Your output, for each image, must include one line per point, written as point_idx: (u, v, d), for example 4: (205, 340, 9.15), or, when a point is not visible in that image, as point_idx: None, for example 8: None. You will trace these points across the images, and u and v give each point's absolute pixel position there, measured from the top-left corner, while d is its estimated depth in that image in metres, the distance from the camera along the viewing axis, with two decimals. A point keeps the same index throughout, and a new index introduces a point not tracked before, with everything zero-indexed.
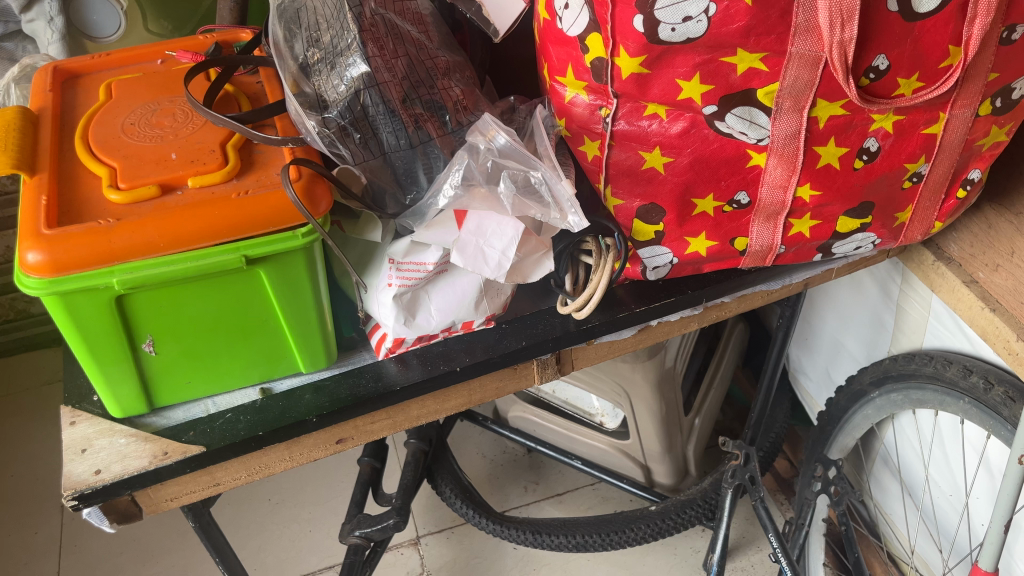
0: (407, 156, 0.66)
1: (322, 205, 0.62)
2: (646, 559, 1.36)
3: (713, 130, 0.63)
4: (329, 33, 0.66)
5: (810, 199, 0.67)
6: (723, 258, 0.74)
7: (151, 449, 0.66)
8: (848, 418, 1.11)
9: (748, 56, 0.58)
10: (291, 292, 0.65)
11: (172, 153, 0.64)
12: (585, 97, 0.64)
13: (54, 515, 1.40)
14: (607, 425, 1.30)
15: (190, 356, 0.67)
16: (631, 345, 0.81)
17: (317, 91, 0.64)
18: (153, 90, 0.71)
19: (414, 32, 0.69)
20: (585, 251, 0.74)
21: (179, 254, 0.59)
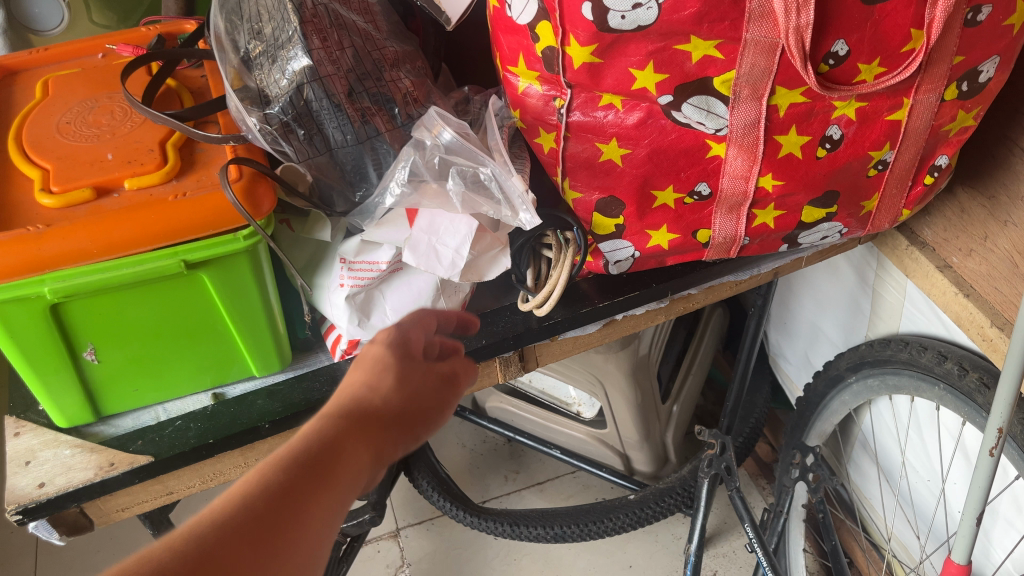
0: (354, 152, 0.64)
1: (264, 206, 0.60)
2: (628, 548, 1.35)
3: (670, 120, 0.61)
4: (271, 25, 0.63)
5: (773, 188, 0.65)
6: (687, 250, 0.72)
7: (97, 461, 0.64)
8: (826, 403, 1.10)
9: (702, 43, 0.55)
10: (237, 295, 0.63)
11: (108, 153, 0.62)
12: (538, 87, 0.62)
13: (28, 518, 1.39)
14: (585, 415, 1.28)
15: (135, 364, 0.64)
16: (597, 339, 0.79)
17: (259, 85, 0.62)
18: (92, 86, 0.69)
19: (361, 22, 0.66)
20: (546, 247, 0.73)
21: (114, 260, 0.57)
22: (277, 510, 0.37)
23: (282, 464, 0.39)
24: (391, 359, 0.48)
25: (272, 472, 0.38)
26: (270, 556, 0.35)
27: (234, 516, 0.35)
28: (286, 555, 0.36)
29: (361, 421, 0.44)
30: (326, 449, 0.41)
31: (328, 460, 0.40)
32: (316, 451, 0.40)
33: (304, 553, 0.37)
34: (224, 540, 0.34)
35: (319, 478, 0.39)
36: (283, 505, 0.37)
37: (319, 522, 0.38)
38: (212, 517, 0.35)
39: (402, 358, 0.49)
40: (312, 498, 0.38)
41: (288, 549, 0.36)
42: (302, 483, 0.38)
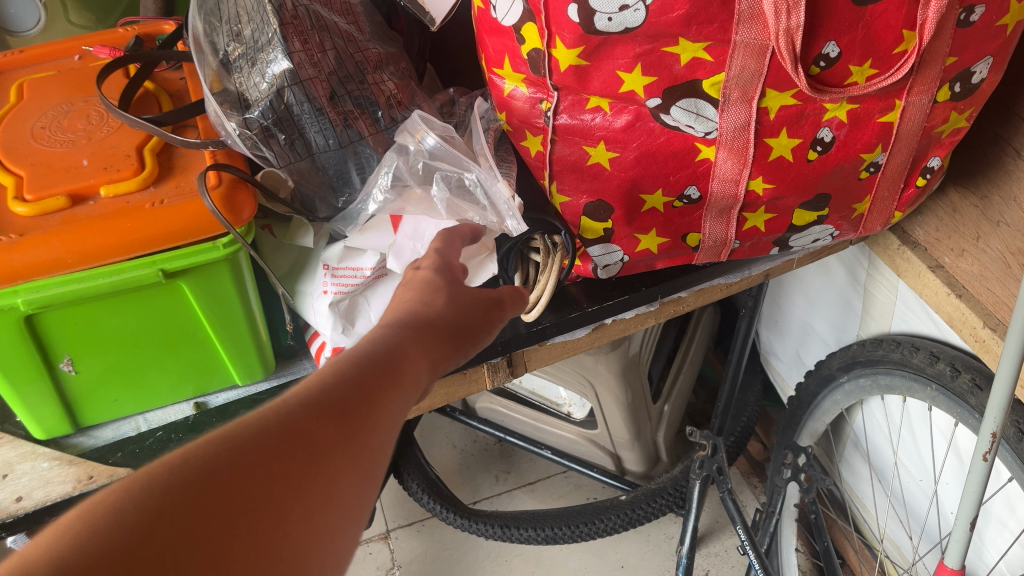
0: (337, 157, 0.63)
1: (244, 212, 0.58)
2: (620, 548, 1.35)
3: (659, 123, 0.59)
4: (251, 27, 0.61)
5: (763, 192, 0.64)
6: (676, 254, 0.71)
7: (75, 474, 0.62)
8: (818, 403, 1.09)
9: (691, 46, 0.54)
10: (218, 304, 0.62)
11: (84, 159, 0.60)
12: (524, 89, 0.61)
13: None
14: (575, 415, 1.27)
15: (114, 374, 0.63)
16: (586, 344, 0.78)
17: (239, 89, 0.60)
18: (68, 90, 0.67)
19: (343, 23, 0.64)
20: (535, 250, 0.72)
21: (89, 270, 0.56)
22: (358, 395, 0.37)
23: (356, 358, 0.39)
24: (435, 280, 0.50)
25: (347, 364, 0.39)
26: (354, 435, 0.35)
27: (319, 397, 0.36)
28: (367, 437, 0.36)
29: (423, 329, 0.45)
30: (395, 348, 0.41)
31: (398, 359, 0.41)
32: (387, 350, 0.41)
33: (383, 438, 0.37)
34: (312, 417, 0.35)
35: (392, 373, 0.40)
36: (363, 392, 0.37)
37: (394, 413, 0.38)
38: (298, 396, 0.36)
39: (448, 280, 0.51)
40: (386, 391, 0.39)
41: (370, 432, 0.36)
42: (377, 379, 0.38)
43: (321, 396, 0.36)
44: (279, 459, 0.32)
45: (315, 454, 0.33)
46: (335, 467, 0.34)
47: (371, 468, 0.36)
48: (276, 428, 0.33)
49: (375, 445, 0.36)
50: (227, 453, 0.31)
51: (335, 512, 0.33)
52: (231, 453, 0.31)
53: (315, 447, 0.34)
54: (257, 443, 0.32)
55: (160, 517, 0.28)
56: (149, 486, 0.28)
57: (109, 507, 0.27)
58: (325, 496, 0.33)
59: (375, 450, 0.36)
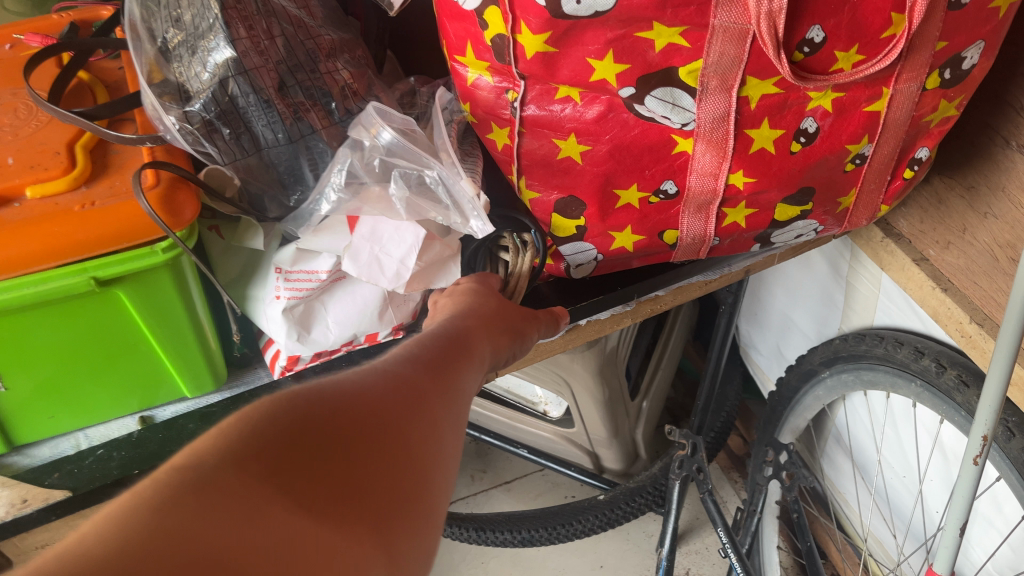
0: (288, 152, 0.58)
1: (186, 213, 0.54)
2: (599, 547, 1.32)
3: (633, 114, 0.56)
4: (191, 12, 0.56)
5: (744, 186, 0.60)
6: (653, 252, 0.67)
7: (9, 495, 0.61)
8: (799, 399, 1.06)
9: (666, 31, 0.50)
10: (161, 313, 0.57)
11: (9, 157, 0.55)
12: (489, 79, 0.56)
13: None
14: (551, 414, 1.23)
15: (49, 390, 0.58)
16: (560, 346, 0.73)
17: (178, 80, 0.55)
18: None
19: (292, 8, 0.60)
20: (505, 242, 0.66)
21: (13, 280, 0.51)
22: (440, 359, 0.43)
23: (432, 337, 0.46)
24: (482, 288, 0.57)
25: (426, 340, 0.45)
26: (444, 386, 0.41)
27: (411, 357, 0.42)
28: (456, 390, 0.42)
29: (479, 317, 0.52)
30: (460, 331, 0.48)
31: (464, 337, 0.47)
32: (454, 332, 0.48)
33: (464, 394, 0.43)
34: (408, 369, 0.41)
35: (462, 347, 0.46)
36: (443, 358, 0.44)
37: (470, 378, 0.45)
38: (394, 358, 0.42)
39: (484, 288, 0.57)
40: (460, 359, 0.45)
41: (455, 387, 0.42)
42: (453, 349, 0.45)
43: (413, 356, 0.42)
44: (391, 393, 0.38)
45: (419, 394, 0.39)
46: (435, 407, 0.40)
47: (459, 416, 0.42)
48: (384, 375, 0.39)
49: (459, 399, 0.42)
50: (349, 386, 0.37)
51: (439, 443, 0.38)
52: (351, 385, 0.37)
53: (416, 389, 0.39)
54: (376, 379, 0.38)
55: (306, 423, 0.33)
56: (293, 400, 0.34)
57: (263, 411, 0.33)
58: (430, 428, 0.38)
59: (461, 401, 0.42)
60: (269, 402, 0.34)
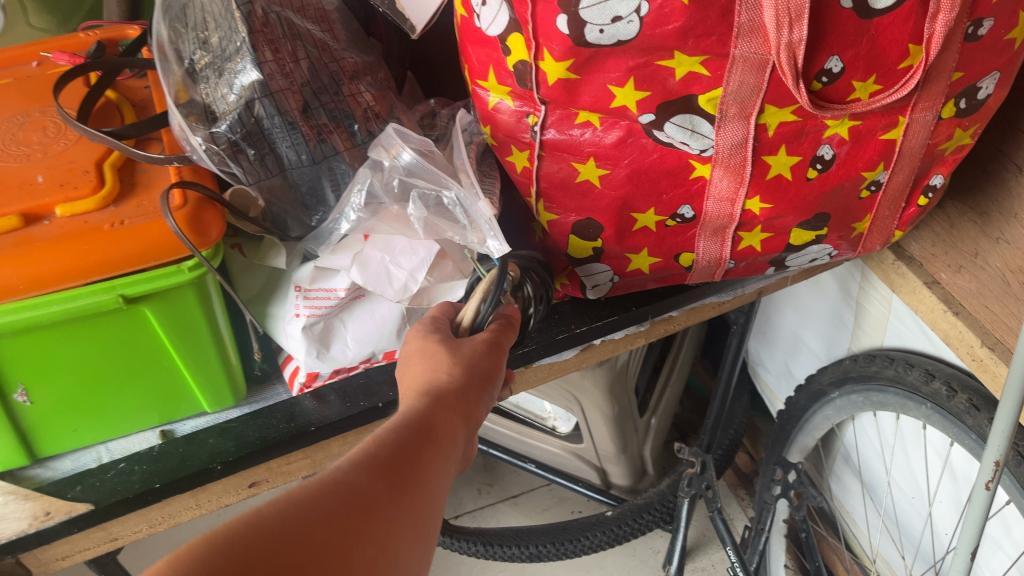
0: (310, 173, 0.59)
1: (212, 232, 0.55)
2: (604, 563, 1.32)
3: (652, 139, 0.56)
4: (218, 34, 0.57)
5: (760, 211, 0.61)
6: (669, 274, 0.68)
7: (31, 509, 0.59)
8: (808, 417, 1.07)
9: (687, 59, 0.51)
10: (184, 329, 0.58)
11: (38, 175, 0.57)
12: (510, 103, 0.58)
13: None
14: (560, 429, 1.23)
15: (71, 403, 0.59)
16: (574, 364, 0.74)
17: (205, 100, 0.56)
18: (23, 99, 0.63)
19: (316, 31, 0.61)
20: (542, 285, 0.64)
21: (42, 296, 0.52)
22: (403, 460, 0.42)
23: (399, 425, 0.44)
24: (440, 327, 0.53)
25: (392, 431, 0.43)
26: (398, 498, 0.40)
27: (369, 461, 0.41)
28: (416, 494, 0.41)
29: (455, 394, 0.48)
30: (433, 414, 0.46)
31: (439, 425, 0.45)
32: (429, 414, 0.45)
33: (426, 497, 0.42)
34: (360, 479, 0.39)
35: (433, 440, 0.44)
36: (407, 458, 0.42)
37: (436, 476, 0.43)
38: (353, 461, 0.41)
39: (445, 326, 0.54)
40: (427, 455, 0.43)
41: (413, 493, 0.41)
42: (422, 438, 0.44)
43: (368, 462, 0.41)
44: (342, 518, 0.37)
45: (371, 510, 0.38)
46: (387, 528, 0.39)
47: (416, 523, 0.41)
48: (337, 487, 0.38)
49: (416, 503, 0.41)
50: (299, 510, 0.36)
51: (387, 567, 0.38)
52: (303, 509, 0.36)
53: (369, 508, 0.38)
54: (331, 492, 0.38)
55: (251, 558, 0.32)
56: (241, 530, 0.33)
57: (211, 545, 0.32)
58: (380, 557, 0.37)
59: (419, 509, 0.41)
60: (220, 531, 0.33)
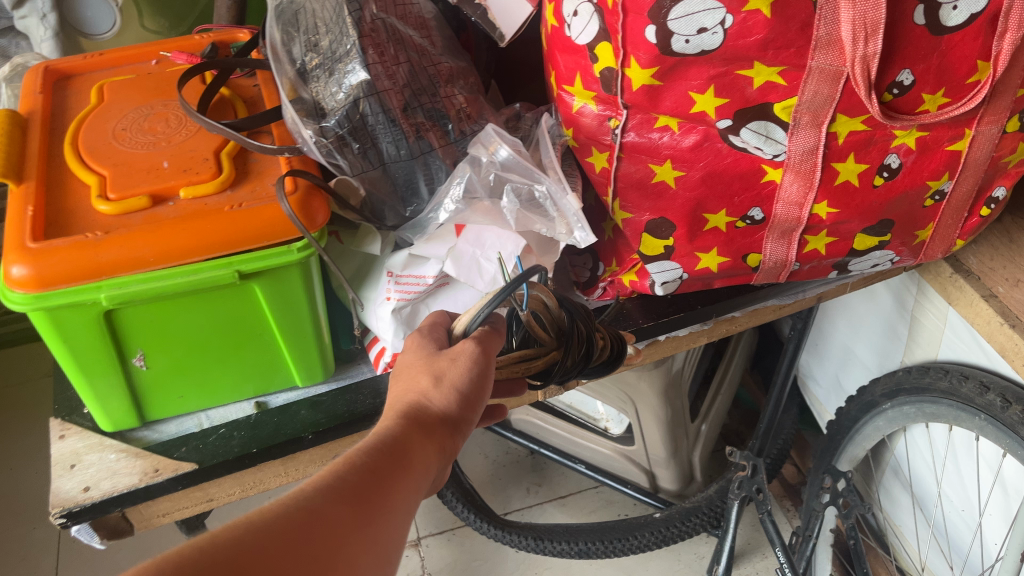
0: (407, 167, 0.64)
1: (318, 218, 0.60)
2: (649, 566, 1.34)
3: (727, 144, 0.60)
4: (328, 38, 0.63)
5: (827, 215, 0.64)
6: (736, 274, 0.71)
7: (142, 466, 0.64)
8: (859, 428, 1.09)
9: (766, 69, 0.55)
10: (287, 306, 0.63)
11: (163, 161, 0.62)
12: (593, 107, 0.62)
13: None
14: (612, 431, 1.27)
15: (181, 371, 0.65)
16: (638, 359, 0.78)
17: (314, 97, 0.62)
18: (145, 93, 0.69)
19: (416, 37, 0.66)
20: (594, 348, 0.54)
21: (170, 269, 0.57)
22: (368, 488, 0.41)
23: (367, 450, 0.43)
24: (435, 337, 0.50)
25: (360, 455, 0.43)
26: (358, 529, 0.39)
27: (334, 487, 0.40)
28: (378, 525, 0.41)
29: (430, 421, 0.46)
30: (406, 438, 0.45)
31: (411, 449, 0.44)
32: (402, 439, 0.44)
33: (390, 525, 0.41)
34: (322, 508, 0.39)
35: (403, 465, 0.43)
36: (373, 485, 0.41)
37: (404, 503, 0.42)
38: (315, 487, 0.40)
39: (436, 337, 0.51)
40: (396, 481, 0.42)
41: (377, 522, 0.41)
42: (390, 465, 0.43)
43: (330, 490, 0.40)
44: (294, 549, 0.36)
45: (326, 541, 0.38)
46: (344, 561, 0.38)
47: (374, 554, 0.40)
48: (293, 516, 0.37)
49: (375, 534, 0.40)
50: (248, 540, 0.35)
51: None
52: (251, 540, 0.35)
53: (328, 538, 0.38)
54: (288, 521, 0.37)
55: None
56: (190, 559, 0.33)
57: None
58: None
59: (381, 539, 0.40)
60: (163, 563, 0.33)
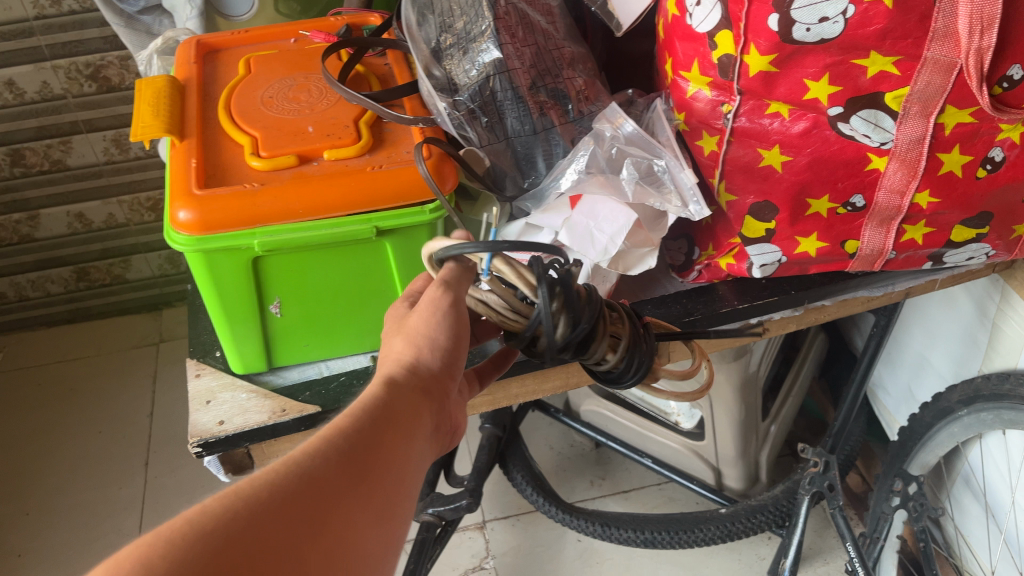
0: (529, 142, 0.69)
1: (449, 182, 0.65)
2: (710, 563, 1.36)
3: (835, 131, 0.64)
4: (463, 20, 0.69)
5: (927, 205, 0.67)
6: (832, 260, 0.74)
7: (270, 406, 0.69)
8: (932, 435, 1.10)
9: (881, 59, 0.59)
10: (410, 264, 0.68)
11: (308, 126, 0.68)
12: (708, 92, 0.66)
13: (159, 482, 1.54)
14: (683, 425, 1.31)
15: (310, 320, 0.70)
16: (729, 341, 0.82)
17: (447, 74, 0.68)
18: (290, 66, 0.75)
19: (543, 22, 0.71)
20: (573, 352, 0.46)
21: (315, 221, 0.63)
22: (362, 446, 0.40)
23: (357, 411, 0.41)
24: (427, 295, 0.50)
25: (351, 417, 0.41)
26: (360, 486, 0.38)
27: (327, 448, 0.39)
28: (379, 480, 0.39)
29: (411, 382, 0.45)
30: (392, 398, 0.43)
31: (401, 407, 0.43)
32: (387, 398, 0.43)
33: (391, 477, 0.40)
34: (320, 471, 0.37)
35: (392, 423, 0.42)
36: (368, 442, 0.40)
37: (403, 456, 0.41)
38: (309, 450, 0.38)
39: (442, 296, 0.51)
40: (390, 436, 0.41)
41: (378, 476, 0.39)
42: (383, 423, 0.41)
43: (326, 453, 0.38)
44: (296, 511, 0.35)
45: (331, 502, 0.36)
46: (348, 516, 0.37)
47: (380, 510, 0.39)
48: (292, 483, 0.36)
49: (380, 489, 0.39)
50: (246, 508, 0.33)
51: (354, 553, 0.36)
52: (254, 507, 0.34)
53: (330, 497, 0.36)
54: (289, 486, 0.36)
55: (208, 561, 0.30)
56: (200, 534, 0.31)
57: (158, 562, 0.30)
58: (343, 545, 0.36)
59: (384, 496, 0.39)
60: (167, 540, 0.31)
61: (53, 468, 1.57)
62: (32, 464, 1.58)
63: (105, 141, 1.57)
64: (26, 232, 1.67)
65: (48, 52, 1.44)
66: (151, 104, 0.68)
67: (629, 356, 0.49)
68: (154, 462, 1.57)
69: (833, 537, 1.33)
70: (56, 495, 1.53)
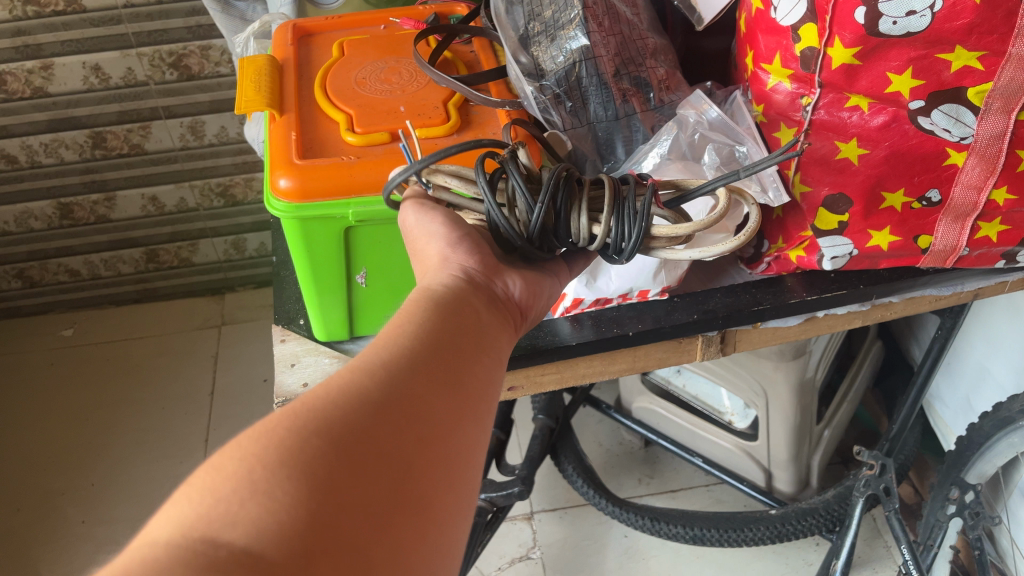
0: (610, 127, 0.72)
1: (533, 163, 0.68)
2: (756, 565, 1.36)
3: (915, 126, 0.65)
4: (551, 8, 0.71)
5: (1004, 202, 0.68)
6: (903, 254, 0.75)
7: None
8: (991, 444, 1.08)
9: (966, 54, 0.60)
10: None
11: (400, 106, 0.71)
12: (789, 85, 0.68)
13: None
14: (736, 425, 1.31)
15: (392, 290, 0.73)
16: (795, 334, 0.84)
17: (534, 60, 0.71)
18: (381, 50, 0.79)
19: (628, 13, 0.73)
20: (555, 230, 0.54)
21: None
22: (427, 332, 0.46)
23: (422, 311, 0.48)
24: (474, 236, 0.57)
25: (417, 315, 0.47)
26: (430, 357, 0.44)
27: (394, 337, 0.45)
28: (448, 352, 0.46)
29: (455, 292, 0.51)
30: (448, 299, 0.50)
31: (458, 307, 0.49)
32: (432, 308, 0.48)
33: (460, 352, 0.46)
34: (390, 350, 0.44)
35: (454, 318, 0.48)
36: (434, 329, 0.46)
37: (467, 337, 0.48)
38: (364, 352, 0.44)
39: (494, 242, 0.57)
40: (452, 325, 0.48)
41: (446, 349, 0.46)
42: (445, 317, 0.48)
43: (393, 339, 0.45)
44: (375, 377, 0.41)
45: (405, 368, 0.43)
46: (425, 376, 0.43)
47: (455, 373, 0.45)
48: (368, 363, 0.42)
49: (451, 358, 0.45)
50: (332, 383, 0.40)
51: (437, 403, 0.42)
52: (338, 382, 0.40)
53: (402, 364, 0.43)
54: (364, 364, 0.42)
55: (308, 418, 0.37)
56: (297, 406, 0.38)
57: (270, 428, 0.37)
58: (426, 396, 0.42)
59: (457, 364, 0.45)
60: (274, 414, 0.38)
61: (117, 441, 1.63)
62: (99, 435, 1.64)
63: (182, 128, 1.63)
64: (102, 213, 1.74)
65: (134, 40, 1.50)
66: (252, 81, 0.72)
67: (616, 217, 0.53)
68: (213, 439, 1.62)
69: (883, 547, 1.33)
70: (119, 466, 1.58)
